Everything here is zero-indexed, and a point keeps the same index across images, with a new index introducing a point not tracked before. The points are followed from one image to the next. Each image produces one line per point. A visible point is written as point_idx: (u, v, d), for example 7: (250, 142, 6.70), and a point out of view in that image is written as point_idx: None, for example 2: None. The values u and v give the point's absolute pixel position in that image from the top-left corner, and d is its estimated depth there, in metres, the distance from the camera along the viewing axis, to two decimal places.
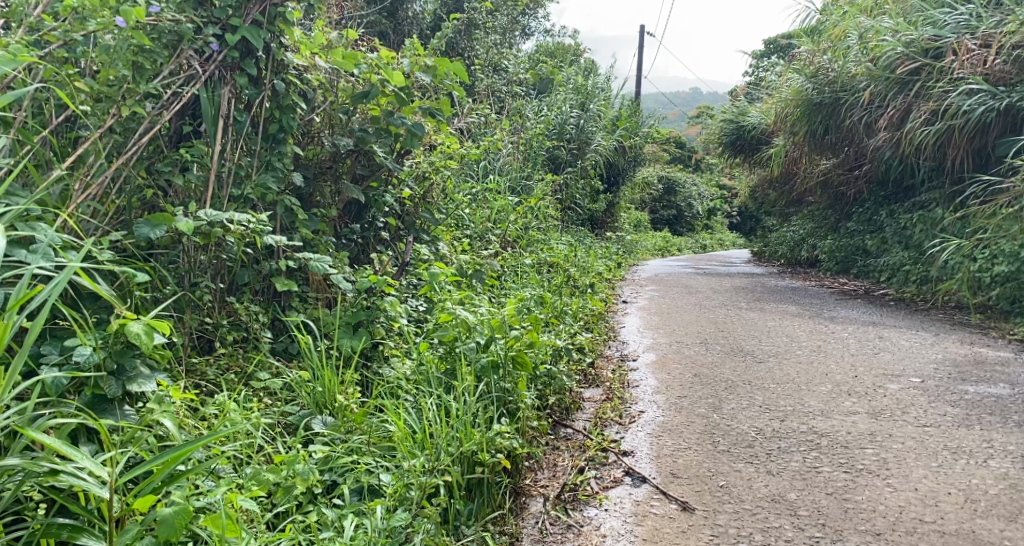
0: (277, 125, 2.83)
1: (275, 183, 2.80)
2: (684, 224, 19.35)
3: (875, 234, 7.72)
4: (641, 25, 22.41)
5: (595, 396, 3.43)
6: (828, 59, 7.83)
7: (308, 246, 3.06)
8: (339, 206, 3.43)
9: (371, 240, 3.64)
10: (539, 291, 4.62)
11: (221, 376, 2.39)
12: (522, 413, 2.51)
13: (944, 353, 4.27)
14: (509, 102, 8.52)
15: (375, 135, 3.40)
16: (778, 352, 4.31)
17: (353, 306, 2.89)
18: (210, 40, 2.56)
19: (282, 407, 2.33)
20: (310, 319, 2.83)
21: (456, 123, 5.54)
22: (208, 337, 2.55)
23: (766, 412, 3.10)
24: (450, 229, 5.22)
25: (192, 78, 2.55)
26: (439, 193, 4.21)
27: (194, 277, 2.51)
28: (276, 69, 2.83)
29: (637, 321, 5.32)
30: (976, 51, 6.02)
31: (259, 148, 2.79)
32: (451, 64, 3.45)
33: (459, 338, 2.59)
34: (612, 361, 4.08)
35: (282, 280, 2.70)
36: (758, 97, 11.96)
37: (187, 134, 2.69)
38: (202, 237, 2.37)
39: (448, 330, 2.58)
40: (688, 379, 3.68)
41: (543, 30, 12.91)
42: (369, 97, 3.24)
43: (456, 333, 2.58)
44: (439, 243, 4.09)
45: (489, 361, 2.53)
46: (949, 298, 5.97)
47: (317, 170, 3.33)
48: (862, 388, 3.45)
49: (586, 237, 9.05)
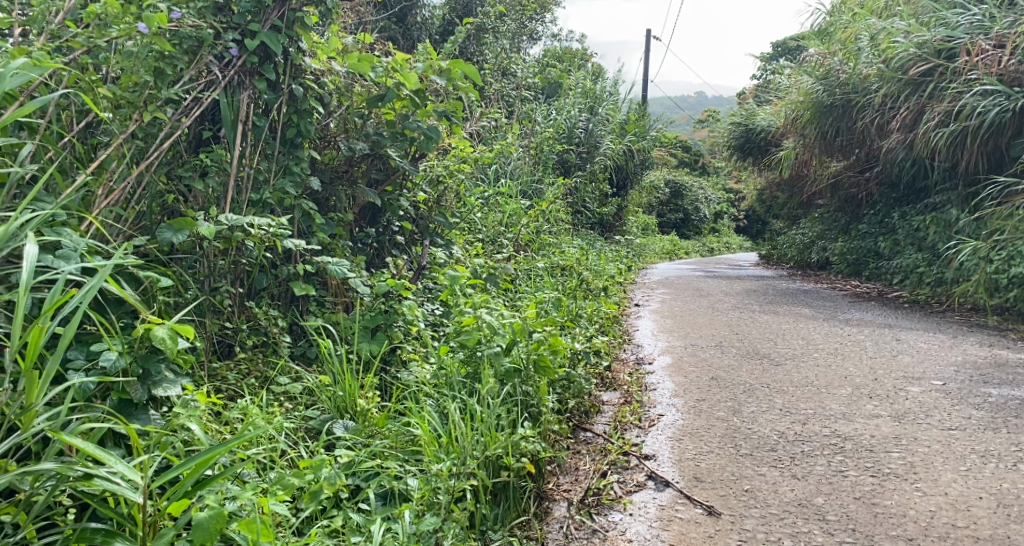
0: (295, 130, 2.83)
1: (293, 188, 2.81)
2: (691, 227, 19.31)
3: (887, 236, 7.68)
4: (648, 29, 22.41)
5: (613, 400, 3.41)
6: (839, 61, 7.79)
7: (325, 251, 3.06)
8: (355, 210, 3.44)
9: (386, 244, 3.64)
10: (554, 295, 4.61)
11: (242, 380, 2.39)
12: (544, 417, 2.48)
13: (963, 355, 4.24)
14: (519, 105, 8.53)
15: (390, 138, 3.40)
16: (796, 355, 4.28)
17: (371, 310, 2.89)
18: (230, 45, 2.55)
19: (303, 411, 2.32)
20: (329, 323, 2.83)
21: (467, 127, 5.54)
22: (228, 342, 2.55)
23: (786, 415, 3.07)
24: (462, 233, 5.22)
25: (212, 83, 2.54)
26: (453, 197, 4.21)
27: (214, 281, 2.51)
28: (294, 73, 2.83)
29: (650, 324, 5.29)
30: (990, 51, 5.98)
31: (277, 153, 2.79)
32: (464, 67, 3.42)
33: (481, 342, 2.56)
34: (628, 365, 4.05)
35: (301, 284, 2.70)
36: (767, 100, 11.93)
37: (207, 139, 2.68)
38: (224, 241, 2.37)
39: (470, 333, 2.57)
40: (705, 382, 3.66)
41: (550, 34, 12.93)
42: (384, 100, 3.22)
43: (478, 336, 2.56)
44: (454, 247, 4.10)
45: (511, 364, 2.51)
46: (965, 300, 5.92)
47: (333, 175, 3.33)
48: (883, 391, 3.42)
49: (596, 241, 9.02)
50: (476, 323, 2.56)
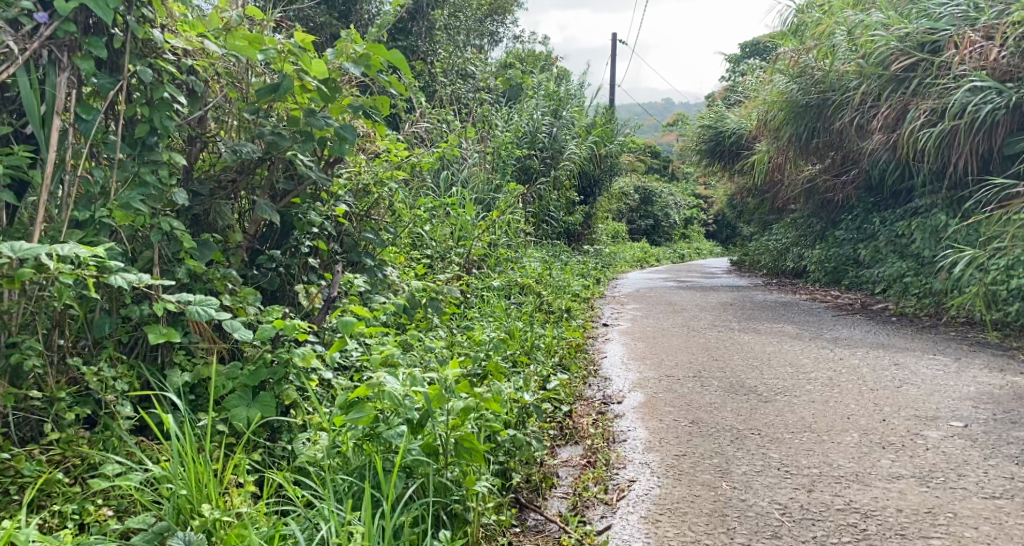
0: (147, 128, 2.18)
1: (143, 203, 2.16)
2: (661, 233, 18.90)
3: (867, 242, 7.21)
4: (614, 33, 22.16)
5: (573, 460, 2.79)
6: (813, 59, 7.31)
7: (198, 283, 2.40)
8: (250, 230, 2.79)
9: (295, 270, 2.99)
10: (505, 323, 3.98)
11: (42, 474, 1.76)
12: (471, 517, 1.86)
13: (976, 384, 3.66)
14: (476, 108, 7.92)
15: (291, 139, 2.72)
16: (785, 387, 3.67)
17: (252, 362, 2.23)
18: (30, 8, 1.90)
19: (126, 522, 1.68)
20: (198, 379, 2.20)
21: (406, 129, 4.90)
22: (38, 419, 1.91)
23: (786, 478, 2.47)
24: (402, 250, 4.57)
25: (6, 58, 1.91)
26: (384, 209, 3.57)
27: (12, 335, 1.88)
28: (143, 52, 2.18)
29: (619, 350, 4.68)
30: (980, 43, 5.47)
31: (120, 156, 2.15)
32: (387, 53, 2.76)
33: (383, 418, 1.89)
34: (593, 406, 3.43)
35: (155, 332, 2.08)
36: (736, 101, 11.48)
37: (11, 136, 2.04)
38: (8, 281, 1.74)
39: (368, 400, 1.89)
40: (684, 428, 3.04)
41: (511, 36, 12.35)
42: (279, 90, 2.56)
43: (379, 406, 1.87)
44: (384, 268, 3.49)
45: (423, 449, 1.85)
46: (958, 313, 5.41)
47: (214, 184, 2.65)
48: (897, 438, 2.83)
49: (561, 252, 8.42)
50: (378, 382, 1.87)
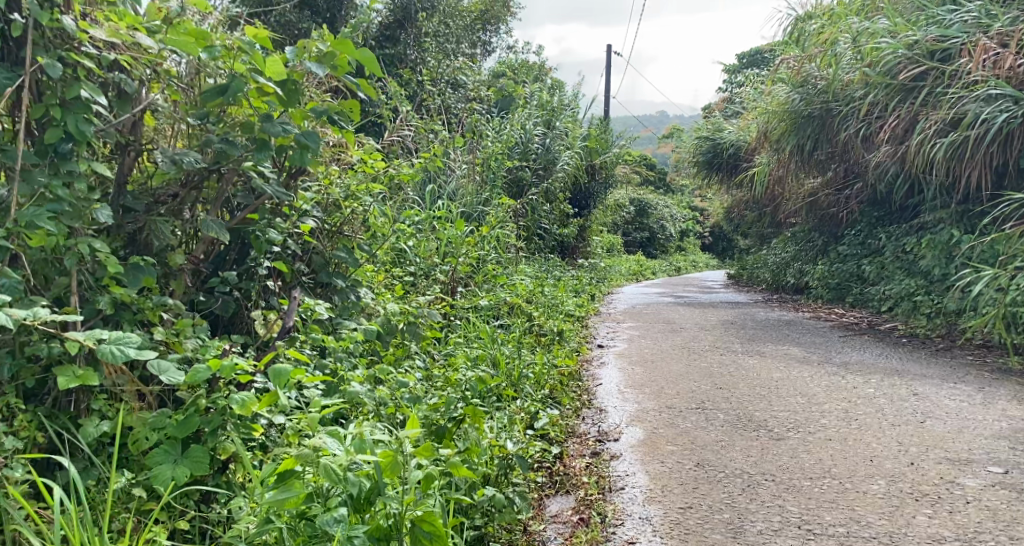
0: (60, 134, 1.85)
1: (55, 221, 1.84)
2: (656, 246, 18.63)
3: (872, 258, 6.90)
4: (610, 45, 21.99)
5: (564, 517, 2.43)
6: (816, 68, 7.04)
7: (127, 313, 2.05)
8: (198, 249, 2.45)
9: (251, 294, 2.66)
10: (491, 352, 3.64)
11: None
12: None
13: (1007, 421, 3.33)
14: (466, 118, 7.61)
15: (243, 147, 2.37)
16: (798, 422, 3.33)
17: (183, 410, 1.87)
18: None
19: None
20: (120, 429, 1.86)
21: (386, 138, 4.57)
22: None
23: (810, 541, 2.13)
24: (380, 268, 4.24)
25: None
26: (358, 224, 3.23)
27: None
28: (54, 45, 1.89)
29: (615, 376, 4.34)
30: (994, 50, 5.18)
31: (26, 164, 1.83)
32: (355, 51, 2.40)
33: (322, 496, 1.58)
34: (585, 446, 3.08)
35: (63, 376, 1.72)
36: (735, 112, 11.19)
37: None
38: None
39: (302, 473, 1.58)
40: (690, 473, 2.69)
41: (505, 46, 12.10)
42: (229, 92, 2.22)
43: (315, 480, 1.57)
44: (359, 289, 3.15)
45: (369, 534, 1.55)
46: (973, 336, 5.08)
47: (151, 200, 2.33)
48: (930, 488, 2.50)
49: (553, 267, 8.08)
50: (312, 451, 1.59)
